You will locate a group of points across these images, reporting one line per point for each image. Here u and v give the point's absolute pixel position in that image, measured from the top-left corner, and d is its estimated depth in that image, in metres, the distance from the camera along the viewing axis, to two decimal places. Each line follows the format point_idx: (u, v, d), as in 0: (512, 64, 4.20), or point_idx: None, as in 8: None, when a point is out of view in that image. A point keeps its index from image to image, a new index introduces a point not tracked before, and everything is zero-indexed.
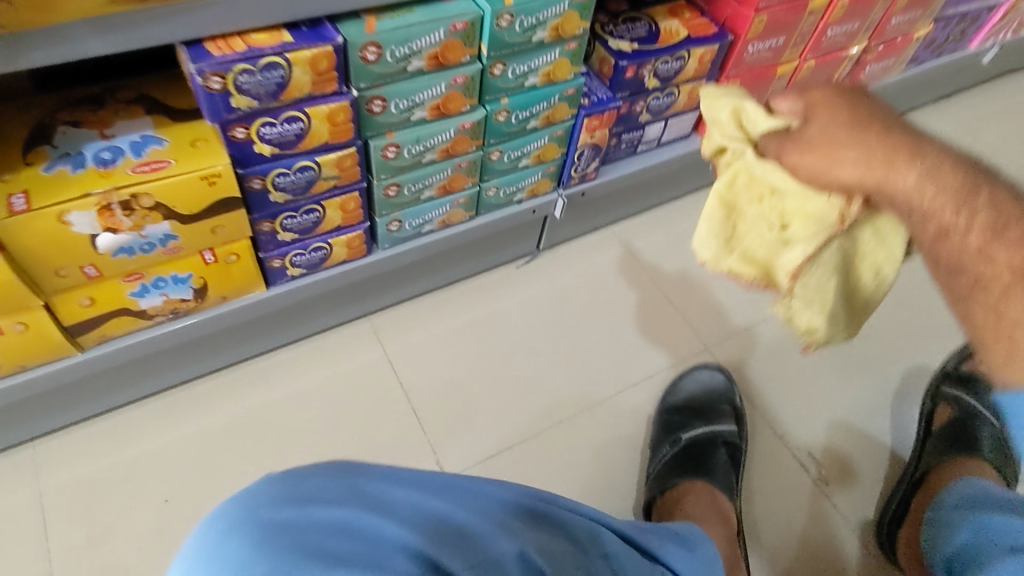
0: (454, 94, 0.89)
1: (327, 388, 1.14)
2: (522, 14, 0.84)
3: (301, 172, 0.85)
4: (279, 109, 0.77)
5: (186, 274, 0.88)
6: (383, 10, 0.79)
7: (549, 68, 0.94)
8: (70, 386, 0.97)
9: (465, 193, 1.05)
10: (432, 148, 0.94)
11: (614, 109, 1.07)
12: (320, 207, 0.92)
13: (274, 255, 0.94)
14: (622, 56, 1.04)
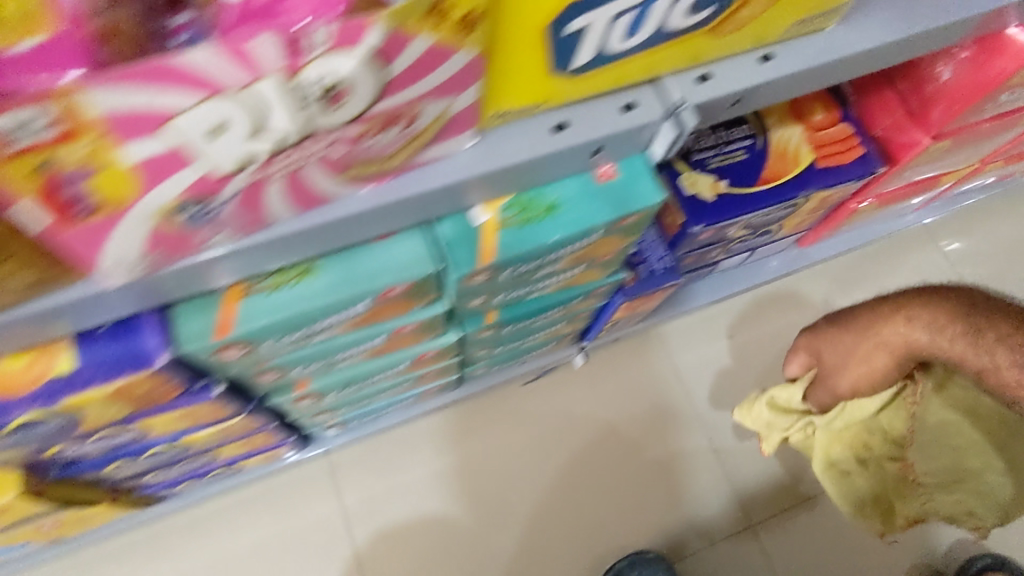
0: (401, 338, 0.55)
1: (267, 551, 0.93)
2: (511, 262, 0.47)
3: (159, 451, 0.56)
4: (81, 434, 0.46)
5: (21, 544, 0.63)
6: (258, 276, 0.44)
7: (566, 282, 0.57)
8: None
9: (439, 382, 0.74)
10: (374, 379, 0.62)
11: (672, 281, 0.71)
12: (211, 454, 0.63)
13: (159, 488, 0.68)
14: (700, 213, 0.66)
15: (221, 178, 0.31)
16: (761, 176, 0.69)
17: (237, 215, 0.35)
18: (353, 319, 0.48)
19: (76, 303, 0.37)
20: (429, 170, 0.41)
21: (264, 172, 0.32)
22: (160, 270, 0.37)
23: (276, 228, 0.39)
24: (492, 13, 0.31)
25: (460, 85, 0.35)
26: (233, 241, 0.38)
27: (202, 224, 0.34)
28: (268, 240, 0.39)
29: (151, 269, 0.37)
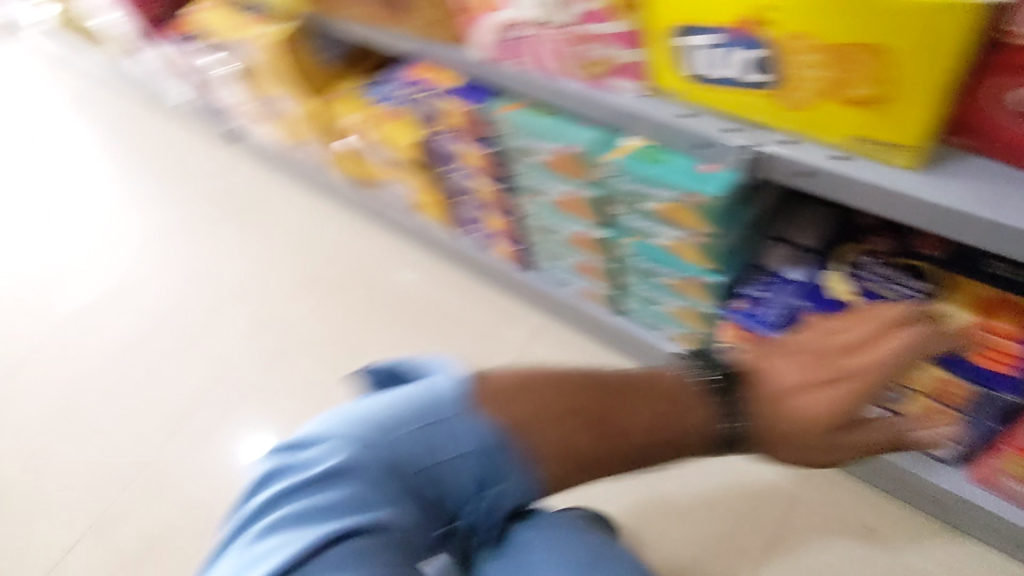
0: (576, 201, 0.91)
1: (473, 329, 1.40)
2: (626, 174, 0.79)
3: (462, 179, 1.09)
4: (444, 129, 1.01)
5: (408, 192, 1.29)
6: (534, 104, 0.88)
7: (671, 242, 0.83)
8: (380, 212, 1.54)
9: (602, 286, 1.07)
10: (562, 230, 1.01)
11: (768, 338, 0.84)
12: (482, 213, 1.15)
13: (462, 222, 1.25)
14: (815, 296, 0.80)
15: (522, 21, 0.76)
16: None
17: (527, 50, 0.80)
18: (552, 156, 0.87)
19: (467, 57, 0.88)
20: (616, 93, 0.77)
21: (540, 31, 0.75)
22: (498, 65, 0.85)
23: (541, 74, 0.81)
24: (643, 9, 0.65)
25: (628, 43, 0.70)
26: (525, 69, 0.83)
27: (515, 45, 0.80)
28: (535, 78, 0.82)
29: (495, 60, 0.85)
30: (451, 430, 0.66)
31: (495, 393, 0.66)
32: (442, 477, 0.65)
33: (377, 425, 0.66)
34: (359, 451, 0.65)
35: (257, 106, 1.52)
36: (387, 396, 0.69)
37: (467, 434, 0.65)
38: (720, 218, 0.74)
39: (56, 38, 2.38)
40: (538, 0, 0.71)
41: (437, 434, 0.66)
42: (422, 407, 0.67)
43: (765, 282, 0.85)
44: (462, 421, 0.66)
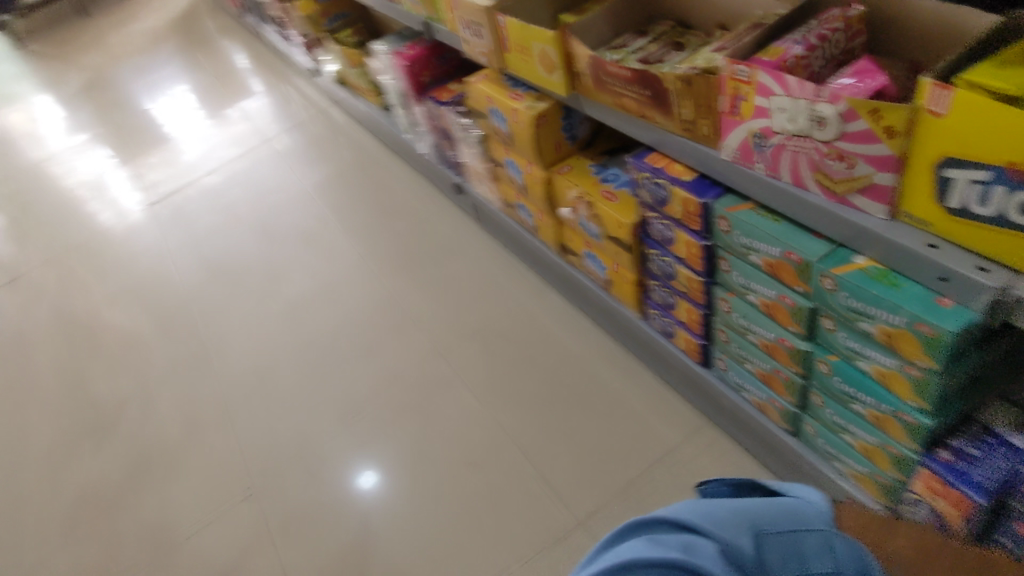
0: (782, 307, 0.93)
1: None
2: (845, 289, 0.79)
3: (666, 264, 1.15)
4: (664, 214, 1.08)
5: (605, 266, 1.38)
6: (762, 207, 0.92)
7: (881, 369, 0.81)
8: (572, 280, 1.65)
9: (783, 403, 1.06)
10: (756, 333, 1.02)
11: (971, 500, 0.78)
12: (676, 300, 1.20)
13: (651, 305, 1.30)
14: None
15: (775, 131, 0.81)
16: None
17: (771, 157, 0.85)
18: (770, 258, 0.90)
19: (710, 155, 0.95)
20: (858, 212, 0.78)
21: (793, 142, 0.80)
22: (737, 166, 0.91)
23: (780, 180, 0.85)
24: (908, 137, 0.68)
25: (882, 166, 0.72)
26: (764, 173, 0.88)
27: (761, 150, 0.86)
28: (774, 183, 0.87)
29: (735, 161, 0.91)
30: (825, 546, 0.44)
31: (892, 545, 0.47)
32: None
33: (739, 514, 0.47)
34: (714, 544, 0.44)
35: (491, 169, 1.71)
36: (729, 503, 0.50)
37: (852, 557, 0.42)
38: (950, 356, 0.72)
39: (341, 87, 2.89)
40: (800, 115, 0.76)
41: (800, 551, 0.44)
42: (796, 512, 0.49)
43: (983, 443, 0.81)
44: (846, 550, 0.43)
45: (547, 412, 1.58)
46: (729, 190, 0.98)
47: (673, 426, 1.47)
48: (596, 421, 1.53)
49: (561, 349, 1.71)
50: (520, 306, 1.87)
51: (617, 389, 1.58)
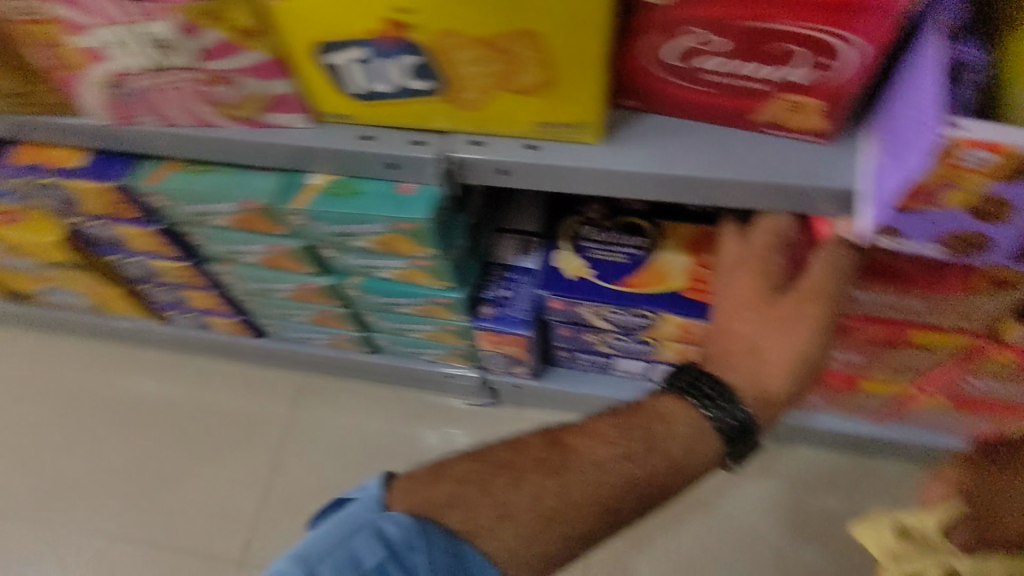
0: (280, 256, 0.79)
1: (231, 420, 1.26)
2: (317, 220, 0.67)
3: (135, 262, 0.89)
4: (83, 214, 0.80)
5: (75, 292, 1.04)
6: (186, 161, 0.73)
7: (399, 271, 0.77)
8: (57, 319, 1.25)
9: (349, 332, 0.98)
10: (277, 289, 0.87)
11: (521, 335, 0.85)
12: (179, 291, 0.96)
13: (159, 306, 1.04)
14: (546, 282, 0.82)
15: (127, 72, 0.60)
16: (623, 279, 0.80)
17: (148, 103, 0.64)
18: (230, 216, 0.73)
19: (80, 125, 0.69)
20: (280, 130, 0.65)
21: (159, 81, 0.60)
22: (119, 127, 0.68)
23: (179, 127, 0.66)
24: (269, 32, 0.54)
25: (265, 74, 0.58)
26: (156, 124, 0.67)
27: (130, 100, 0.63)
28: (175, 133, 0.66)
29: (113, 122, 0.67)
30: (369, 538, 0.52)
31: (445, 484, 0.57)
32: None
33: (292, 558, 0.52)
34: None
35: None
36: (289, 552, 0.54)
37: (398, 527, 0.53)
38: (438, 235, 0.69)
39: None
40: (136, 43, 0.56)
41: (353, 553, 0.52)
42: (344, 522, 0.55)
43: (507, 281, 0.87)
44: (392, 527, 0.53)
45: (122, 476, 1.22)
46: (139, 155, 0.74)
47: (272, 399, 1.28)
48: (185, 448, 1.23)
49: (90, 394, 1.30)
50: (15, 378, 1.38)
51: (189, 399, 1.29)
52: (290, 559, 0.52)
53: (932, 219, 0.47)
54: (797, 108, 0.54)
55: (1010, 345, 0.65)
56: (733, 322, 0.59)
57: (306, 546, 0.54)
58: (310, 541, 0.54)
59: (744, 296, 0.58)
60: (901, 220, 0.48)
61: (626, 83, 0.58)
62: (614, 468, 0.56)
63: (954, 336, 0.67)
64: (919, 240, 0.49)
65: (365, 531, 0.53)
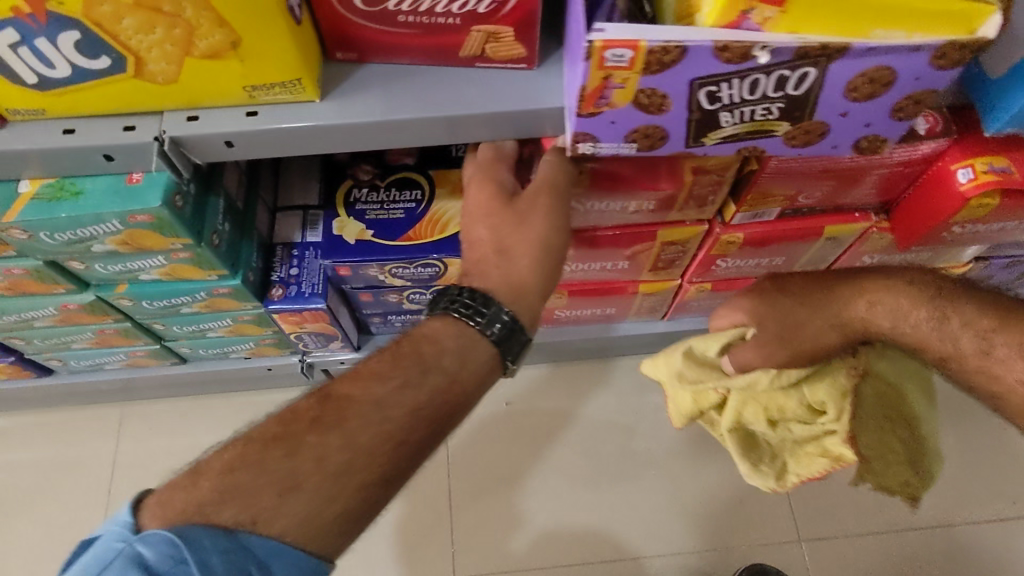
0: (22, 279, 0.72)
1: (44, 473, 1.15)
2: (39, 229, 0.62)
3: None
4: None
5: None
6: None
7: (162, 269, 0.72)
8: None
9: (142, 347, 0.92)
10: (37, 316, 0.80)
11: (319, 308, 0.84)
12: None
13: None
14: (330, 250, 0.81)
15: None
16: (403, 232, 0.81)
17: None
18: None
19: None
20: None
21: None
22: None
23: None
24: None
25: None
26: None
27: None
28: None
29: None
30: (125, 567, 0.49)
31: (205, 484, 0.54)
32: None
33: None
34: None
35: None
36: None
37: (155, 547, 0.50)
38: (188, 223, 0.65)
39: None
40: None
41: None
42: (95, 559, 0.51)
43: (294, 259, 0.84)
44: (149, 553, 0.50)
45: None
46: None
47: (87, 440, 1.18)
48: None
49: None
50: None
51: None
52: None
53: (607, 117, 0.51)
54: (495, 37, 0.57)
55: (732, 221, 0.75)
56: (489, 243, 0.62)
57: None
58: None
59: (492, 224, 0.61)
60: (586, 122, 0.53)
61: (328, 35, 0.58)
62: (396, 403, 0.58)
63: (688, 224, 0.76)
64: (611, 140, 0.54)
65: (118, 561, 0.49)
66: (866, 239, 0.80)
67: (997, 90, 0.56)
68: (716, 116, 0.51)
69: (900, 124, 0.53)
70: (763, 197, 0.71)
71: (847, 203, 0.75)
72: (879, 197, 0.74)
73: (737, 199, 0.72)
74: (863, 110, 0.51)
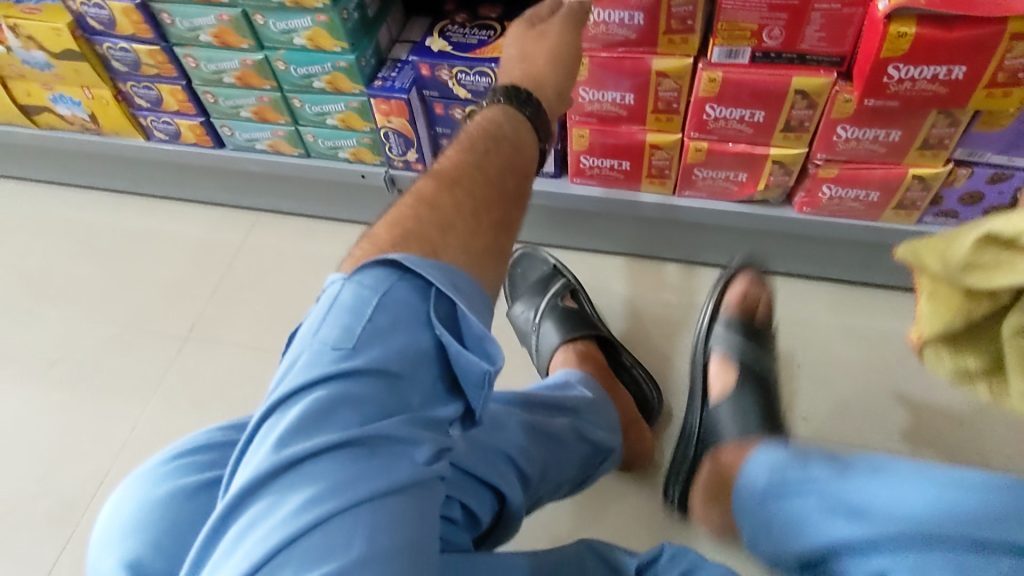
0: (226, 28, 1.12)
1: (197, 243, 1.55)
2: None
3: (123, 51, 1.20)
4: None
5: (79, 101, 1.34)
6: None
7: (308, 32, 1.08)
8: (68, 156, 1.56)
9: (283, 129, 1.29)
10: (225, 71, 1.19)
11: (401, 100, 1.14)
12: (155, 87, 1.27)
13: (140, 114, 1.35)
14: (420, 53, 1.12)
15: None
16: (473, 50, 1.10)
17: None
18: None
19: None
20: None
21: None
22: None
23: None
24: None
25: None
26: None
27: None
28: None
29: None
30: (371, 296, 0.56)
31: (384, 233, 0.60)
32: (400, 348, 0.55)
33: (313, 342, 0.55)
34: (324, 381, 0.52)
35: None
36: (300, 338, 0.57)
37: (392, 280, 0.57)
38: None
39: None
40: None
41: (352, 309, 0.56)
42: (338, 295, 0.57)
43: (396, 67, 1.17)
44: (368, 278, 0.57)
45: (106, 285, 1.51)
46: None
47: (227, 230, 1.57)
48: (159, 263, 1.53)
49: (90, 228, 1.60)
50: (24, 213, 1.65)
51: (164, 229, 1.59)
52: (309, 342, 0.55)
53: None
54: None
55: (713, 60, 0.96)
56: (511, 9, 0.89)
57: (315, 325, 0.56)
58: (314, 322, 0.57)
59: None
60: None
61: None
62: (487, 162, 0.65)
63: (678, 57, 0.98)
64: None
65: (366, 291, 0.56)
66: (835, 100, 0.95)
67: None
68: None
69: None
70: (732, 30, 0.91)
71: (814, 53, 0.92)
72: (834, 48, 0.91)
73: (713, 32, 0.93)
74: None
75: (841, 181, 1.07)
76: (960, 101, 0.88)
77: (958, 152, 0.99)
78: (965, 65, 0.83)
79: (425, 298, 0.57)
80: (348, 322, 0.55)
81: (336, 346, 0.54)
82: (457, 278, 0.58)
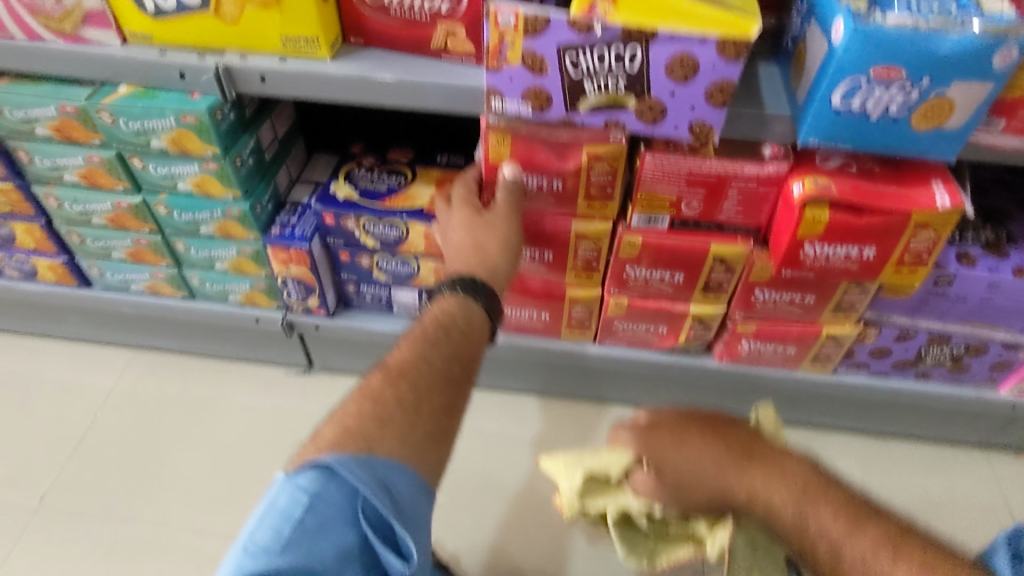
0: (96, 169, 0.98)
1: (54, 388, 1.33)
2: (122, 115, 0.90)
3: None
4: None
5: None
6: (21, 77, 0.93)
7: (195, 179, 0.97)
8: None
9: (163, 271, 1.14)
10: (94, 212, 1.05)
11: (302, 249, 1.04)
12: (7, 224, 1.10)
13: None
14: (324, 200, 1.03)
15: None
16: (382, 199, 1.02)
17: None
18: (52, 123, 0.93)
19: None
20: (97, 46, 0.86)
21: None
22: None
23: (15, 40, 0.87)
24: None
25: None
26: None
27: None
28: (11, 46, 0.87)
29: None
30: (305, 496, 0.51)
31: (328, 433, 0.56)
32: (336, 542, 0.50)
33: (245, 547, 0.49)
34: None
35: None
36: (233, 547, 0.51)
37: (325, 477, 0.52)
38: (221, 137, 0.92)
39: None
40: None
41: (286, 515, 0.50)
42: (274, 492, 0.52)
43: (297, 212, 1.07)
44: (305, 478, 0.52)
45: None
46: None
47: (93, 371, 1.36)
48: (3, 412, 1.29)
49: None
50: None
51: (14, 371, 1.35)
52: (242, 545, 0.49)
53: (506, 73, 0.76)
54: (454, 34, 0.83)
55: (633, 225, 0.94)
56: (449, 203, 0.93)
57: (249, 530, 0.50)
58: (248, 525, 0.51)
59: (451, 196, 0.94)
60: (494, 79, 0.77)
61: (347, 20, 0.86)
62: (434, 353, 0.65)
63: (598, 221, 0.95)
64: (513, 98, 0.78)
65: (298, 491, 0.51)
66: (753, 267, 0.95)
67: (803, 111, 0.77)
68: (581, 83, 0.75)
69: (717, 111, 0.75)
70: (652, 200, 0.90)
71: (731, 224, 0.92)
72: (750, 220, 0.91)
73: (633, 199, 0.91)
74: (684, 92, 0.74)
75: (760, 336, 1.06)
76: (872, 275, 0.90)
77: (868, 313, 1.02)
78: (876, 247, 0.85)
79: (353, 497, 0.52)
80: (281, 523, 0.50)
81: (269, 547, 0.49)
82: (387, 475, 0.53)
